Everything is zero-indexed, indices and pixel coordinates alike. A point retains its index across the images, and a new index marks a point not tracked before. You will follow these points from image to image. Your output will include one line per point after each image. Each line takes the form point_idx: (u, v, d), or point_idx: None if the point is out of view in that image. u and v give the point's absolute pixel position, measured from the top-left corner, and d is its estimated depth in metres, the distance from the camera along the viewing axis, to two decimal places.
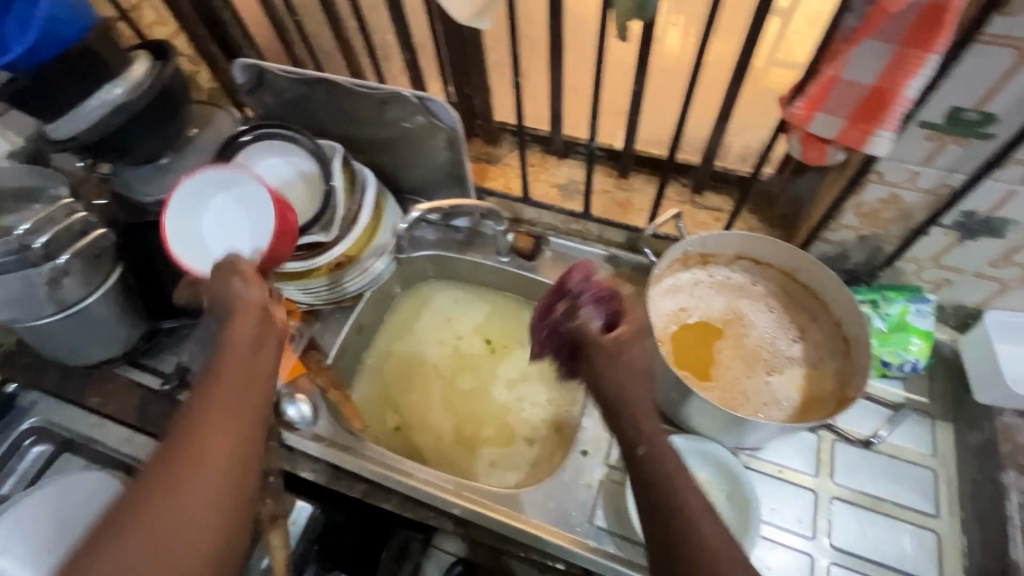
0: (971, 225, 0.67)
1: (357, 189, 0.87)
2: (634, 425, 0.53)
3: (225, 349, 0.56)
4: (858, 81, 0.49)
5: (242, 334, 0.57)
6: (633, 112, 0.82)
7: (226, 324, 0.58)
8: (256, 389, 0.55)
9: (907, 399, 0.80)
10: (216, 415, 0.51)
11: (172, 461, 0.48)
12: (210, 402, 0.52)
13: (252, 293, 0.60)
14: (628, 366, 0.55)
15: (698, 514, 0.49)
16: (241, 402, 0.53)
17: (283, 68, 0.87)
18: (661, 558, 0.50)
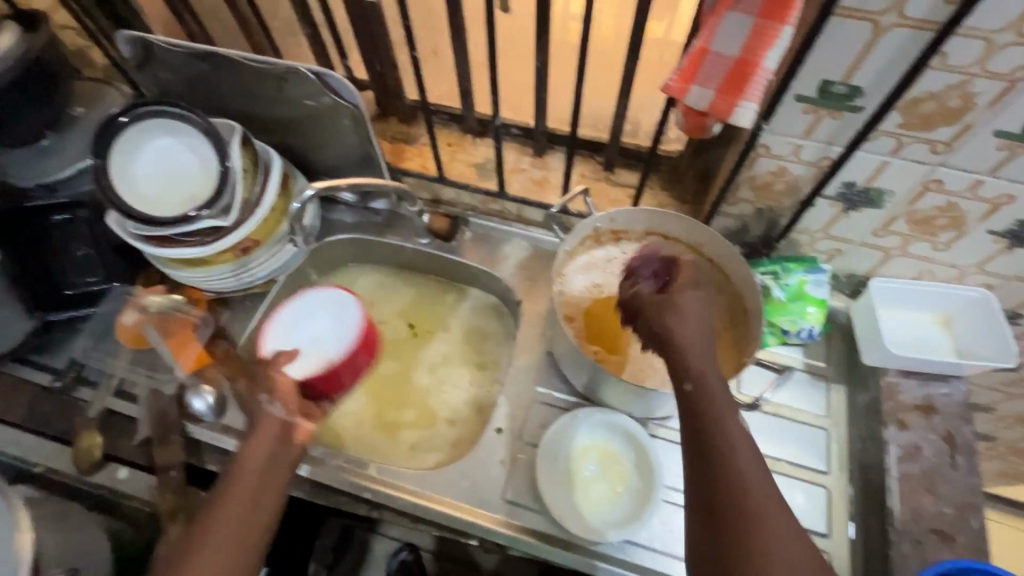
0: (852, 196, 0.70)
1: (260, 171, 0.83)
2: (686, 360, 0.58)
3: (239, 463, 0.63)
4: (724, 53, 0.50)
5: (257, 448, 0.65)
6: (540, 88, 0.81)
7: (252, 431, 0.67)
8: (266, 501, 0.62)
9: (805, 364, 0.84)
10: (232, 514, 0.59)
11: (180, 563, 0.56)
12: (218, 512, 0.59)
13: (281, 413, 0.69)
14: (691, 314, 0.61)
15: (740, 448, 0.53)
16: (244, 513, 0.59)
17: (170, 42, 0.81)
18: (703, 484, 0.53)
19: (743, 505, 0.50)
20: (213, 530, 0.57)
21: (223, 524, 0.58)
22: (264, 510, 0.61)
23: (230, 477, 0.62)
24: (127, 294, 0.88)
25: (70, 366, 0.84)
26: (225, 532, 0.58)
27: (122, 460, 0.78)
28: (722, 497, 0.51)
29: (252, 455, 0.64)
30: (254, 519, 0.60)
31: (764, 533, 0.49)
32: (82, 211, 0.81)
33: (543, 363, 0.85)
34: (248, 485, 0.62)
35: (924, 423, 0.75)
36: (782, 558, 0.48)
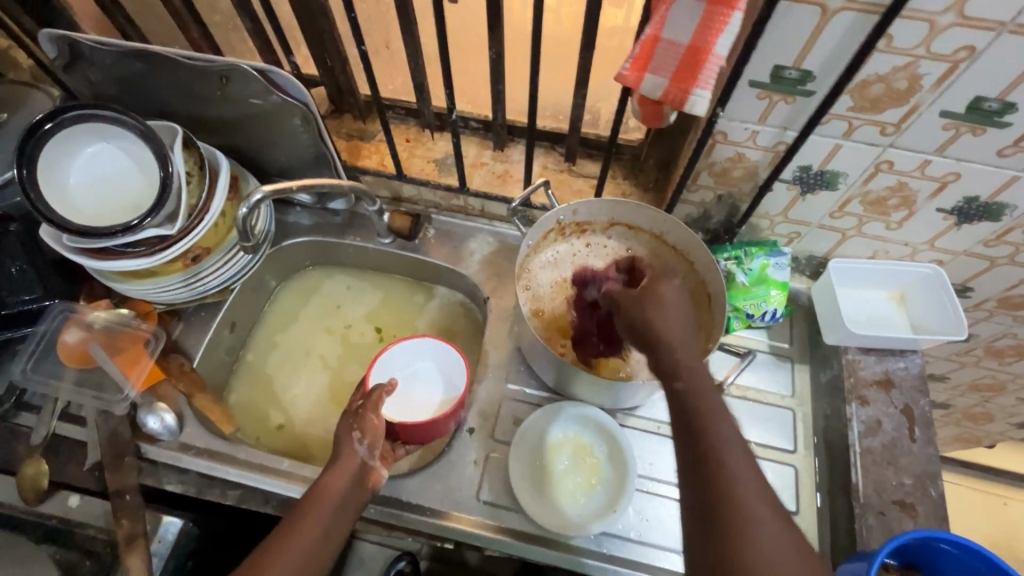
0: (808, 179, 0.71)
1: (207, 175, 0.79)
2: (652, 333, 0.57)
3: (315, 493, 0.63)
4: (676, 40, 0.49)
5: (332, 485, 0.64)
6: (496, 80, 0.79)
7: (332, 462, 0.67)
8: (329, 541, 0.61)
9: (770, 346, 0.86)
10: (296, 544, 0.59)
11: None
12: (288, 542, 0.59)
13: (366, 454, 0.68)
14: (659, 295, 0.59)
15: (737, 455, 0.49)
16: (309, 550, 0.59)
17: (97, 39, 0.75)
18: (681, 433, 0.52)
19: (718, 450, 0.49)
20: (281, 560, 0.58)
21: (291, 555, 0.58)
22: (327, 549, 0.61)
23: (306, 508, 0.62)
24: (70, 310, 0.82)
25: (8, 390, 0.78)
26: (292, 563, 0.58)
27: (72, 487, 0.73)
28: (697, 443, 0.50)
29: (329, 488, 0.64)
30: (315, 556, 0.60)
31: (737, 478, 0.48)
32: (13, 224, 0.76)
33: (512, 359, 0.84)
34: (320, 520, 0.61)
35: (883, 397, 0.77)
36: (756, 502, 0.47)
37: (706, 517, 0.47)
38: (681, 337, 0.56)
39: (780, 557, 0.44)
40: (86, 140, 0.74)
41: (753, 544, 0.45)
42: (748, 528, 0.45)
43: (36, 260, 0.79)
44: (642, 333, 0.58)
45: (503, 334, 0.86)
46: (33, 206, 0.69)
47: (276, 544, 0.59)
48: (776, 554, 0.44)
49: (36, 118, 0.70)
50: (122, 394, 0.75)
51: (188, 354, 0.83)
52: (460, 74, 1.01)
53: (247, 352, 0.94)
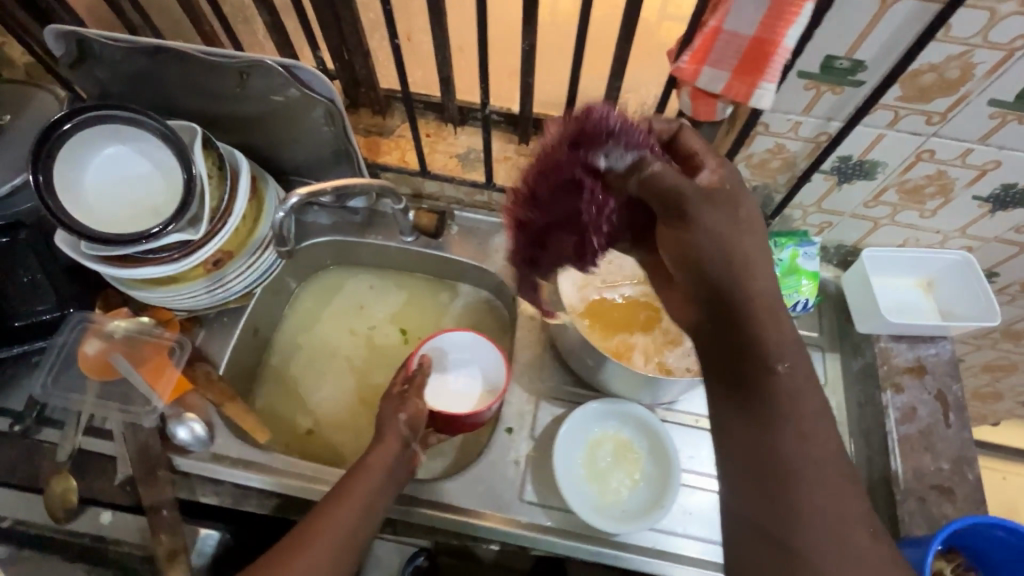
0: (847, 169, 0.71)
1: (228, 176, 0.76)
2: (721, 260, 0.49)
3: (359, 468, 0.65)
4: (740, 32, 0.48)
5: (377, 461, 0.66)
6: (527, 72, 0.77)
7: (376, 441, 0.68)
8: (373, 511, 0.63)
9: (800, 336, 0.85)
10: (344, 509, 0.61)
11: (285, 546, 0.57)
12: (336, 508, 0.61)
13: (407, 433, 0.69)
14: (746, 216, 0.50)
15: (813, 449, 0.44)
16: (354, 521, 0.61)
17: (110, 35, 0.72)
18: (746, 394, 0.46)
19: (784, 408, 0.45)
20: (327, 529, 0.59)
21: (337, 525, 0.60)
22: (369, 523, 0.62)
23: (352, 481, 0.64)
24: (88, 321, 0.79)
25: (29, 406, 0.75)
26: (337, 532, 0.59)
27: (102, 503, 0.71)
28: (773, 411, 0.45)
29: (374, 463, 0.66)
30: (361, 528, 0.61)
31: (812, 449, 0.44)
32: (22, 231, 0.73)
33: (546, 356, 0.83)
34: (365, 495, 0.63)
35: (917, 384, 0.78)
36: (823, 465, 0.44)
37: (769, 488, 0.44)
38: (755, 271, 0.49)
39: (843, 516, 0.43)
40: (102, 141, 0.71)
41: (820, 519, 0.43)
42: (814, 500, 0.43)
43: (51, 269, 0.76)
44: (706, 266, 0.49)
45: (535, 332, 0.85)
46: (51, 213, 0.66)
47: (324, 512, 0.61)
48: (851, 528, 0.42)
49: (52, 119, 0.67)
50: (150, 406, 0.73)
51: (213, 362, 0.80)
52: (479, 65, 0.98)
53: (271, 356, 0.92)
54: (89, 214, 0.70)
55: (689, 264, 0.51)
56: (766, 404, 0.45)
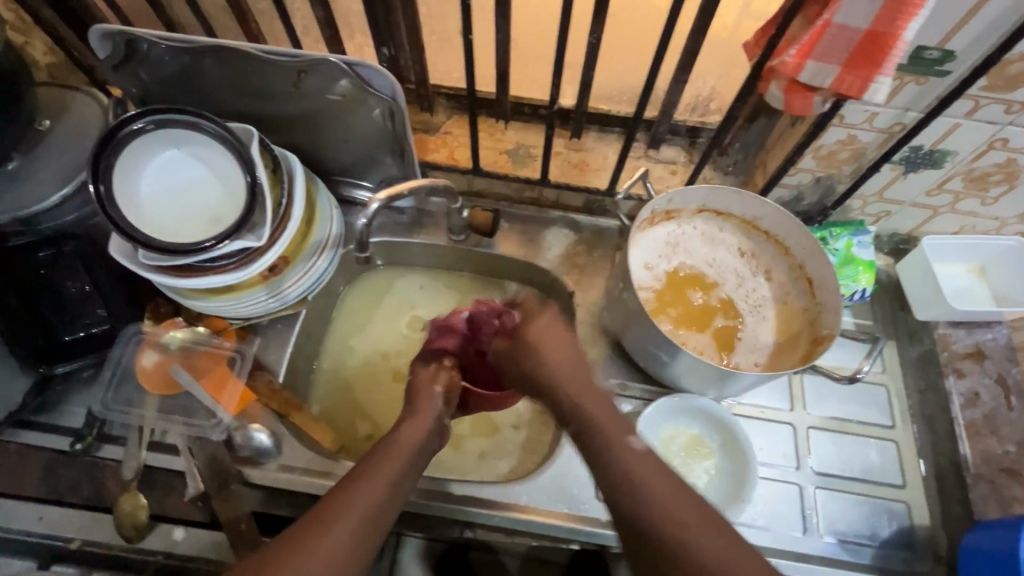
0: (916, 159, 0.71)
1: (284, 179, 0.73)
2: (565, 386, 0.61)
3: (388, 445, 0.61)
4: (852, 25, 0.47)
5: (407, 437, 0.62)
6: (589, 66, 0.76)
7: (410, 412, 0.66)
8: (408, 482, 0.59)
9: (856, 324, 0.85)
10: (379, 476, 0.57)
11: (316, 514, 0.53)
12: (372, 477, 0.57)
13: (442, 408, 0.67)
14: (537, 331, 0.64)
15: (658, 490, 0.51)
16: (379, 501, 0.55)
17: (163, 35, 0.69)
18: (608, 488, 0.54)
19: (632, 487, 0.52)
20: (352, 504, 0.54)
21: (361, 501, 0.54)
22: (397, 502, 0.57)
23: (379, 458, 0.59)
24: (141, 333, 0.77)
25: (89, 423, 0.73)
26: (361, 510, 0.54)
27: (173, 519, 0.71)
28: (613, 485, 0.53)
29: (402, 442, 0.61)
30: (386, 507, 0.55)
31: (679, 514, 0.49)
32: (69, 243, 0.69)
33: (609, 353, 0.83)
34: (391, 473, 0.58)
35: (978, 369, 0.79)
36: (684, 513, 0.49)
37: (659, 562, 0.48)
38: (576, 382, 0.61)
39: (709, 545, 0.47)
40: (157, 146, 0.68)
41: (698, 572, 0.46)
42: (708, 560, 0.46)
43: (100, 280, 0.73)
44: (550, 383, 0.62)
45: (595, 328, 0.85)
46: (114, 223, 0.63)
47: (347, 489, 0.55)
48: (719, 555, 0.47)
49: (114, 124, 0.64)
50: (216, 420, 0.72)
51: (273, 370, 0.78)
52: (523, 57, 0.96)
53: (320, 361, 0.89)
54: (147, 223, 0.67)
55: (532, 383, 0.63)
56: (612, 484, 0.53)
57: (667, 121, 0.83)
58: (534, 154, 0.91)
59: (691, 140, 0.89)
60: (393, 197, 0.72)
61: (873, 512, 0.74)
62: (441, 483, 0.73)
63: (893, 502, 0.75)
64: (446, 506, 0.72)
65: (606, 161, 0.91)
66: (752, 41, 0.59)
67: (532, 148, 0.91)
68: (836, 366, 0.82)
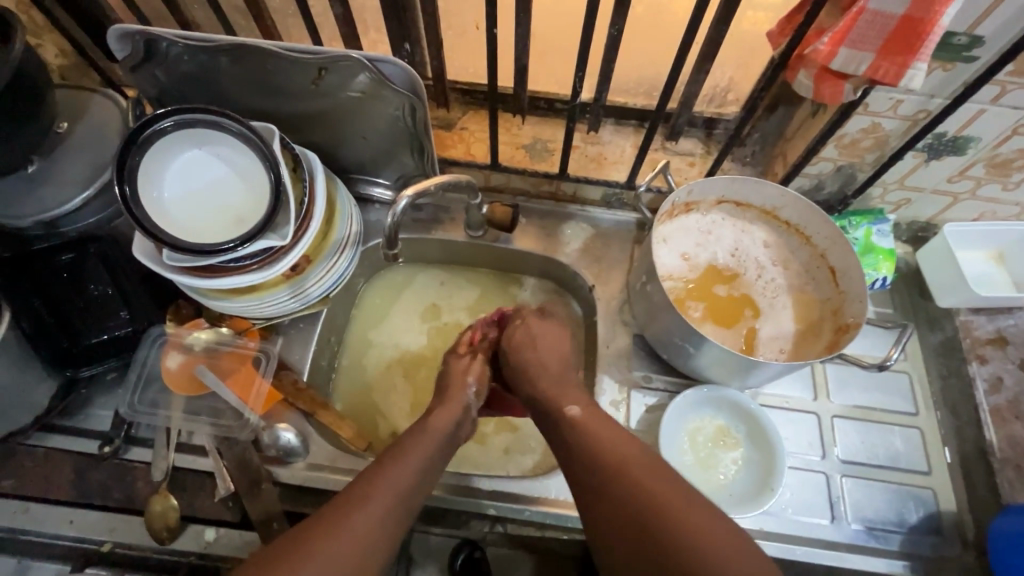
0: (939, 146, 0.71)
1: (306, 177, 0.72)
2: (540, 382, 0.67)
3: (420, 432, 0.62)
4: (889, 12, 0.47)
5: (439, 425, 0.63)
6: (609, 58, 0.75)
7: (438, 403, 0.67)
8: (434, 467, 0.60)
9: (876, 313, 0.85)
10: (410, 461, 0.58)
11: (353, 491, 0.54)
12: (402, 461, 0.58)
13: (473, 401, 0.68)
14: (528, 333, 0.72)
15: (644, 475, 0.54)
16: (413, 483, 0.57)
17: (182, 34, 0.68)
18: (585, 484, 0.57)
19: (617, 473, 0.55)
20: (390, 484, 0.55)
21: (396, 481, 0.56)
22: (425, 486, 0.59)
23: (412, 443, 0.60)
24: (165, 335, 0.75)
25: (116, 426, 0.72)
26: (396, 491, 0.55)
27: (203, 519, 0.71)
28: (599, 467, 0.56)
29: (436, 427, 0.63)
30: (417, 488, 0.57)
31: (652, 487, 0.53)
32: (93, 244, 0.72)
33: (632, 346, 0.83)
34: (423, 458, 0.59)
35: (1000, 354, 0.80)
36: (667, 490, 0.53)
37: (639, 544, 0.51)
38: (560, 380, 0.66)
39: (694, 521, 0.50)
40: (179, 147, 0.67)
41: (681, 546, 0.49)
42: (686, 533, 0.49)
43: (121, 282, 0.74)
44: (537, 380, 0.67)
45: (617, 321, 0.85)
46: (140, 225, 0.63)
47: (382, 470, 0.57)
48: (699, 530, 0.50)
49: (136, 126, 0.63)
50: (244, 420, 0.72)
51: (297, 369, 0.78)
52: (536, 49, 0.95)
53: (340, 357, 0.88)
54: (172, 224, 0.67)
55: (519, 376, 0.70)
56: (587, 475, 0.57)
57: (686, 113, 0.83)
58: (551, 148, 0.90)
59: (708, 131, 0.89)
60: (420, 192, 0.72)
61: (898, 499, 0.75)
62: (469, 478, 0.73)
63: (919, 488, 0.75)
64: (475, 502, 0.72)
65: (623, 154, 0.90)
66: (776, 30, 0.59)
67: (549, 142, 0.91)
68: (860, 355, 0.82)
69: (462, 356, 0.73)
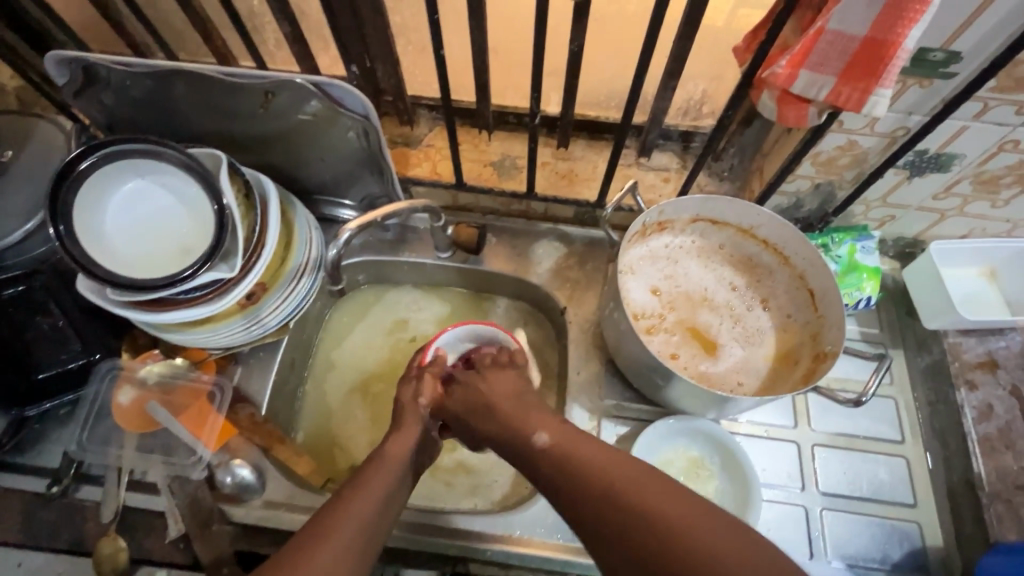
0: (921, 163, 0.67)
1: (257, 204, 0.69)
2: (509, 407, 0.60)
3: (375, 462, 0.59)
4: (849, 33, 0.43)
5: (397, 451, 0.61)
6: (571, 75, 0.71)
7: (392, 430, 0.64)
8: (393, 501, 0.56)
9: (861, 335, 0.81)
10: (367, 492, 0.54)
11: (315, 527, 0.50)
12: (359, 496, 0.54)
13: (428, 422, 0.65)
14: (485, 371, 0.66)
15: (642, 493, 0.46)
16: (374, 515, 0.53)
17: (120, 60, 0.66)
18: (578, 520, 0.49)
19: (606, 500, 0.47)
20: (347, 518, 0.51)
21: (353, 514, 0.52)
22: (387, 519, 0.54)
23: (367, 474, 0.57)
24: (116, 369, 0.75)
25: (65, 463, 0.71)
26: (354, 525, 0.51)
27: (155, 561, 0.68)
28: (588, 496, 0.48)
29: (390, 455, 0.60)
30: (377, 522, 0.53)
31: (652, 509, 0.44)
32: (40, 276, 0.65)
33: (603, 372, 0.80)
34: (380, 488, 0.56)
35: (991, 379, 0.76)
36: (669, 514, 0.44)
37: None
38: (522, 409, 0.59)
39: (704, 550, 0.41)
40: (117, 180, 0.65)
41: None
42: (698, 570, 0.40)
43: (71, 313, 0.69)
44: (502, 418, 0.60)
45: (589, 345, 0.81)
46: (76, 262, 0.60)
47: (337, 505, 0.53)
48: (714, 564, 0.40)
49: (68, 160, 0.61)
50: (196, 457, 0.69)
51: (255, 402, 0.76)
52: (505, 62, 0.92)
53: (304, 384, 0.85)
54: (113, 257, 0.64)
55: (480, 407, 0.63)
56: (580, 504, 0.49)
57: (658, 128, 0.79)
58: (520, 165, 0.87)
59: (684, 145, 0.85)
60: (366, 224, 0.70)
61: (882, 534, 0.71)
62: (430, 515, 0.70)
63: (903, 522, 0.72)
64: (436, 541, 0.69)
65: (595, 170, 0.87)
66: (741, 45, 0.55)
67: (518, 159, 0.88)
68: (839, 381, 0.79)
69: (411, 379, 0.69)
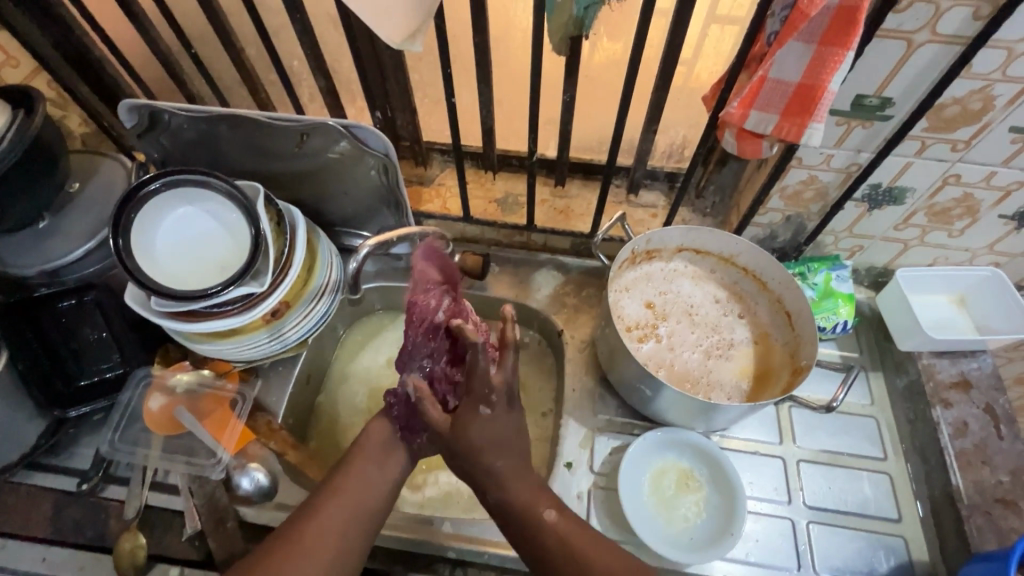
0: (877, 196, 0.75)
1: (286, 231, 0.77)
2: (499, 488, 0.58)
3: (355, 452, 0.62)
4: (785, 79, 0.53)
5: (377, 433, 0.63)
6: (565, 122, 0.81)
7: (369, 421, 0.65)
8: (379, 489, 0.60)
9: (841, 356, 0.86)
10: (349, 482, 0.59)
11: (300, 512, 0.57)
12: (341, 489, 0.58)
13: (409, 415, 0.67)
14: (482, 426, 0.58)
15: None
16: (356, 503, 0.57)
17: (180, 106, 0.77)
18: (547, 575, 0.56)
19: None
20: (334, 509, 0.56)
21: (334, 516, 0.56)
22: (374, 502, 0.59)
23: (350, 465, 0.61)
24: (150, 375, 0.81)
25: (95, 465, 0.78)
26: (331, 520, 0.56)
27: (170, 559, 0.73)
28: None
29: (370, 442, 0.63)
30: (366, 510, 0.58)
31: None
32: (89, 292, 0.75)
33: (596, 388, 0.85)
34: (361, 482, 0.59)
35: (965, 399, 0.80)
36: None
37: None
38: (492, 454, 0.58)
39: None
40: (173, 203, 0.75)
41: None
42: None
43: (115, 326, 0.78)
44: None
45: (585, 363, 0.87)
46: (128, 273, 0.69)
47: (323, 502, 0.57)
48: None
49: (140, 181, 0.72)
50: (216, 458, 0.75)
51: (273, 411, 0.82)
52: (509, 114, 1.04)
53: (318, 397, 0.91)
54: (159, 271, 0.72)
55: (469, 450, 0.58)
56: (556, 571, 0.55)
57: (643, 168, 0.89)
58: (522, 202, 0.97)
59: (670, 185, 0.94)
60: (383, 242, 0.78)
61: (869, 548, 0.73)
62: (432, 520, 0.74)
63: (890, 537, 0.74)
64: (438, 544, 0.72)
65: (589, 207, 0.96)
66: (707, 94, 0.65)
67: (520, 197, 0.97)
68: (810, 395, 0.83)
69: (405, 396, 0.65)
